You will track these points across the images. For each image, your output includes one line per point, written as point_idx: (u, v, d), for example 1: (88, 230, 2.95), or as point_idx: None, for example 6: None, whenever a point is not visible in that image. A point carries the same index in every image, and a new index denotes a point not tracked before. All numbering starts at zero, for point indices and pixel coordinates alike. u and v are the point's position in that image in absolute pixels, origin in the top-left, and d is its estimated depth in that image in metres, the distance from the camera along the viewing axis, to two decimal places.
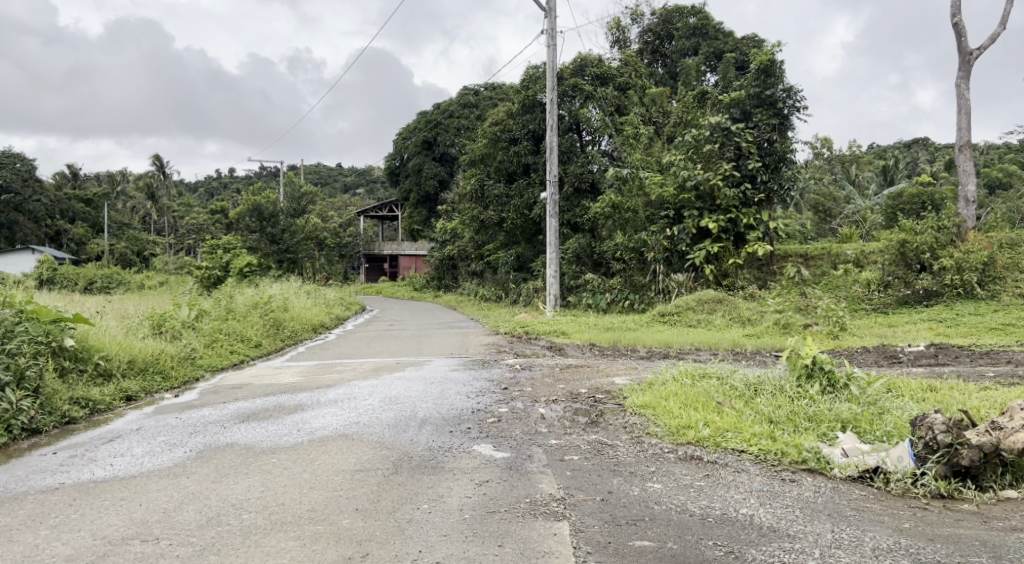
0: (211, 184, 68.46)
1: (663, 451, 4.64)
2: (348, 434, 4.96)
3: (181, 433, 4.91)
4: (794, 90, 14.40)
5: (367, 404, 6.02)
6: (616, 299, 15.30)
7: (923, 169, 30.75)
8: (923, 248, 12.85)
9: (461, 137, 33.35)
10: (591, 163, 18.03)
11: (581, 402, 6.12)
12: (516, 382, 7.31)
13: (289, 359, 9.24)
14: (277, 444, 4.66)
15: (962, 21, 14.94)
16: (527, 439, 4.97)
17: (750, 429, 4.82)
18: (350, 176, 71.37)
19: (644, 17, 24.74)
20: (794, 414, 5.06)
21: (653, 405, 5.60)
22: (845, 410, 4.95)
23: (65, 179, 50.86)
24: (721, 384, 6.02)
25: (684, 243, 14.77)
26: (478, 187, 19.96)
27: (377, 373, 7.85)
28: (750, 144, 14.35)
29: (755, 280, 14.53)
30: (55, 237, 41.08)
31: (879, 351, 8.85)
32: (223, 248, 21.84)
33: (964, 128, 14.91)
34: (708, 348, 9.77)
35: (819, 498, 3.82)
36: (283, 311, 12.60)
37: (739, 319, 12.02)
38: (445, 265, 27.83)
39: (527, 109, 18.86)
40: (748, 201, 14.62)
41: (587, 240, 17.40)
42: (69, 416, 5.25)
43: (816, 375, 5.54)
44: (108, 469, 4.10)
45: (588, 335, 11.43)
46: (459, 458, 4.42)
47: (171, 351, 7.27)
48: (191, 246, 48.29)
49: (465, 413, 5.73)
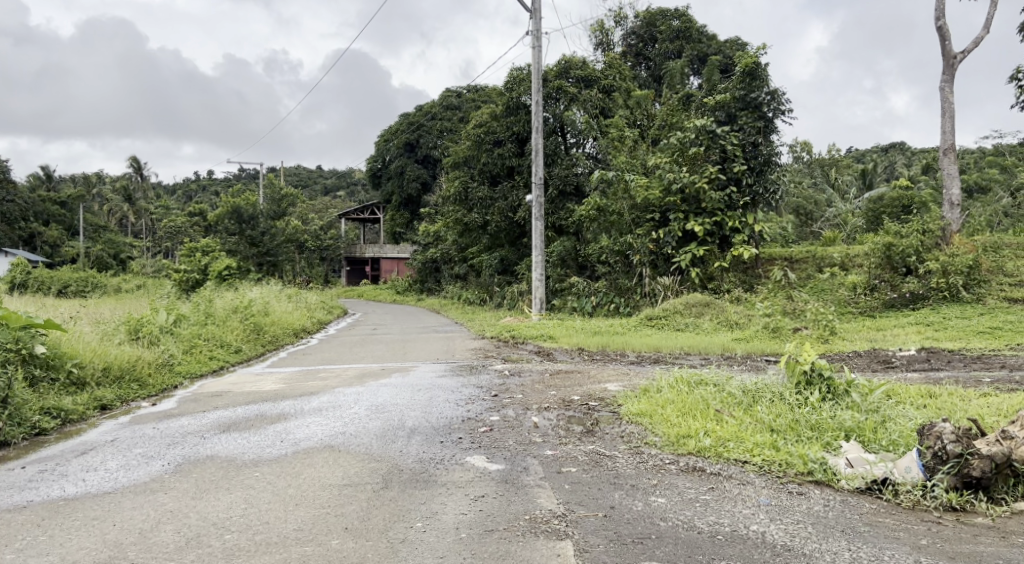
0: (190, 186, 67.43)
1: (664, 462, 4.47)
2: (335, 445, 4.73)
3: (159, 444, 4.63)
4: (778, 93, 14.37)
5: (352, 413, 5.80)
6: (601, 302, 15.19)
7: (901, 173, 31.12)
8: (909, 251, 12.89)
9: (444, 139, 33.13)
10: (576, 166, 17.92)
11: (574, 409, 5.94)
12: (506, 388, 7.12)
13: (270, 365, 8.96)
14: (261, 456, 4.41)
15: (946, 25, 15.05)
16: (521, 449, 4.77)
17: (752, 439, 4.68)
18: (332, 178, 70.82)
19: (627, 20, 24.71)
20: (795, 422, 4.92)
21: (649, 413, 5.43)
22: (848, 418, 4.82)
23: (39, 180, 49.70)
24: (718, 391, 5.87)
25: (670, 246, 14.69)
26: (462, 189, 19.71)
27: (362, 380, 7.60)
28: (735, 148, 14.31)
29: (741, 283, 14.50)
30: (29, 240, 40.17)
31: (870, 355, 8.78)
32: (202, 250, 21.48)
33: (948, 132, 15.00)
34: (698, 353, 9.67)
35: (828, 513, 3.71)
36: (263, 316, 12.29)
37: (727, 322, 11.93)
38: (428, 267, 27.62)
39: (512, 111, 18.81)
40: (734, 204, 14.56)
41: (572, 243, 17.25)
42: (39, 427, 4.93)
43: (815, 382, 5.42)
44: (79, 484, 3.81)
45: (576, 340, 11.26)
46: (451, 471, 4.22)
47: (149, 357, 6.94)
48: (169, 248, 47.47)
49: (455, 422, 5.53)
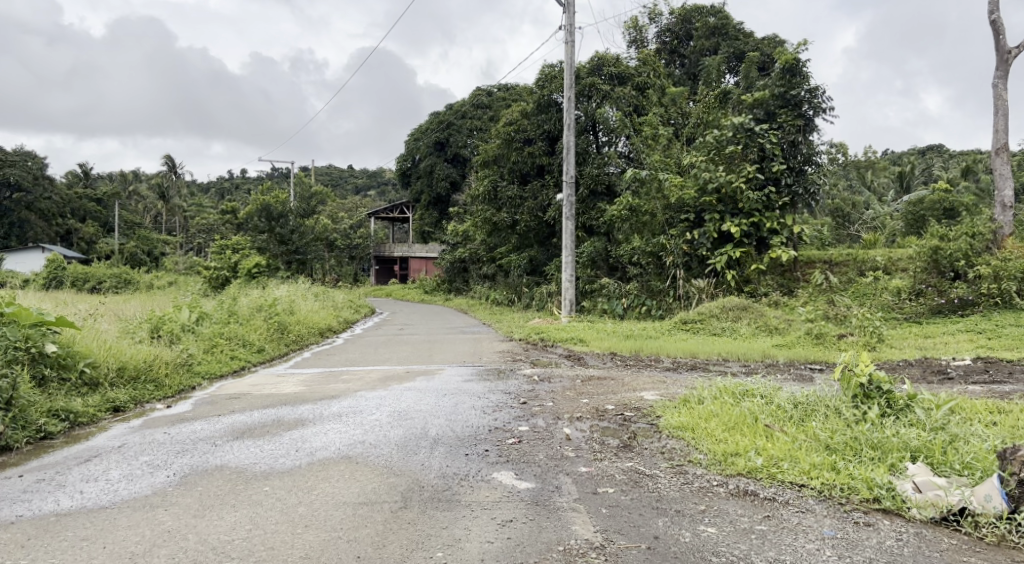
0: (222, 184, 68.13)
1: (711, 484, 4.07)
2: (352, 456, 4.40)
3: (166, 452, 4.34)
4: (818, 91, 13.75)
5: (373, 420, 5.47)
6: (633, 304, 14.78)
7: (940, 175, 29.99)
8: (957, 255, 12.15)
9: (473, 138, 32.98)
10: (608, 165, 17.43)
11: (609, 420, 5.54)
12: (535, 395, 6.72)
13: (292, 366, 8.70)
14: (274, 467, 4.10)
15: (1000, 19, 14.27)
16: (553, 465, 4.39)
17: (808, 459, 4.23)
18: (362, 176, 71.27)
19: (662, 16, 24.19)
20: (854, 440, 4.46)
21: (691, 427, 5.01)
22: (914, 437, 4.34)
23: (76, 178, 50.70)
24: (766, 403, 5.43)
25: (705, 248, 14.14)
26: (492, 188, 19.38)
27: (386, 383, 7.28)
28: (775, 147, 13.64)
29: (779, 286, 13.97)
30: (66, 236, 40.98)
31: (921, 365, 8.19)
32: (232, 247, 22.28)
33: (1000, 131, 14.23)
34: (737, 359, 9.21)
35: (905, 549, 3.32)
36: (288, 314, 12.10)
37: (766, 328, 11.40)
38: (456, 267, 27.40)
39: (543, 108, 18.48)
40: (772, 205, 13.92)
41: (603, 244, 16.78)
42: (45, 430, 4.68)
43: (874, 396, 4.95)
44: (75, 498, 3.53)
45: (607, 343, 10.82)
46: (476, 490, 3.85)
47: (167, 357, 6.68)
48: (200, 244, 48.08)
49: (482, 432, 5.16)
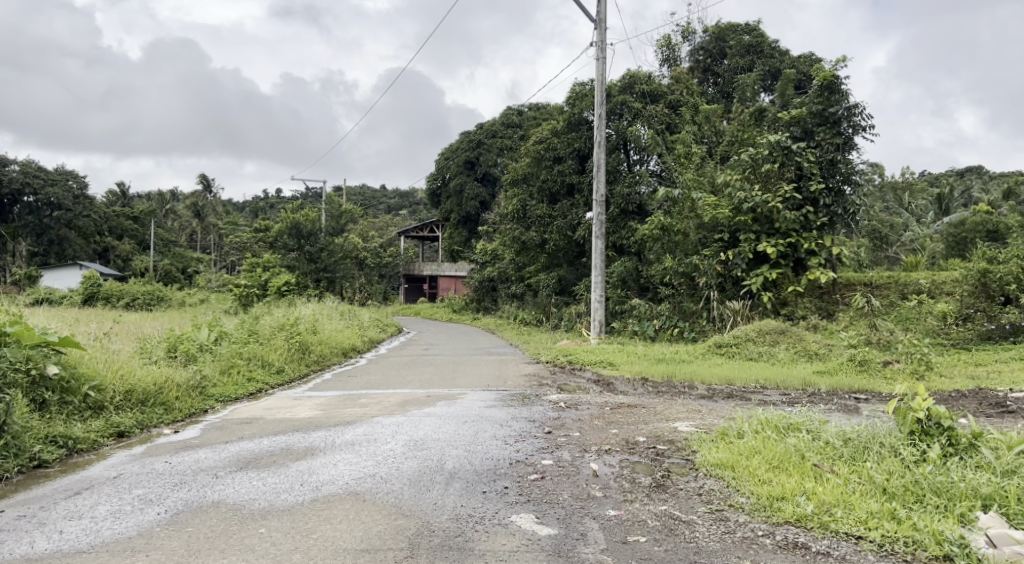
0: (258, 203, 69.41)
1: (755, 534, 3.64)
2: (360, 493, 4.06)
3: (163, 485, 4.06)
4: (858, 109, 13.19)
5: (387, 450, 5.14)
6: (664, 326, 14.34)
7: (982, 197, 28.86)
8: (1008, 279, 11.16)
9: (503, 157, 32.95)
10: (640, 184, 16.96)
11: (640, 455, 5.11)
12: (561, 424, 6.31)
13: (312, 387, 8.45)
14: (274, 504, 3.78)
15: None
16: (579, 507, 4.00)
17: (864, 505, 3.78)
18: (394, 197, 71.88)
19: (696, 35, 23.80)
20: (914, 484, 3.97)
21: (731, 464, 4.57)
22: (984, 483, 3.82)
23: (115, 197, 52.06)
24: (813, 439, 4.94)
25: (739, 269, 13.57)
26: (520, 207, 19.11)
27: (405, 409, 6.94)
28: (812, 165, 13.17)
29: (818, 309, 13.37)
30: (103, 253, 41.89)
31: (976, 397, 7.53)
32: (262, 265, 22.76)
33: None
34: (775, 387, 8.67)
35: None
36: (311, 333, 11.87)
37: (806, 353, 10.83)
38: (484, 287, 27.08)
39: (572, 127, 18.18)
40: (809, 225, 13.37)
41: (634, 264, 16.36)
42: (39, 459, 4.46)
43: (933, 434, 4.42)
44: (54, 539, 3.28)
45: (638, 368, 10.34)
46: (491, 536, 3.48)
47: (178, 378, 6.44)
48: (234, 261, 48.86)
49: (502, 466, 4.79)
